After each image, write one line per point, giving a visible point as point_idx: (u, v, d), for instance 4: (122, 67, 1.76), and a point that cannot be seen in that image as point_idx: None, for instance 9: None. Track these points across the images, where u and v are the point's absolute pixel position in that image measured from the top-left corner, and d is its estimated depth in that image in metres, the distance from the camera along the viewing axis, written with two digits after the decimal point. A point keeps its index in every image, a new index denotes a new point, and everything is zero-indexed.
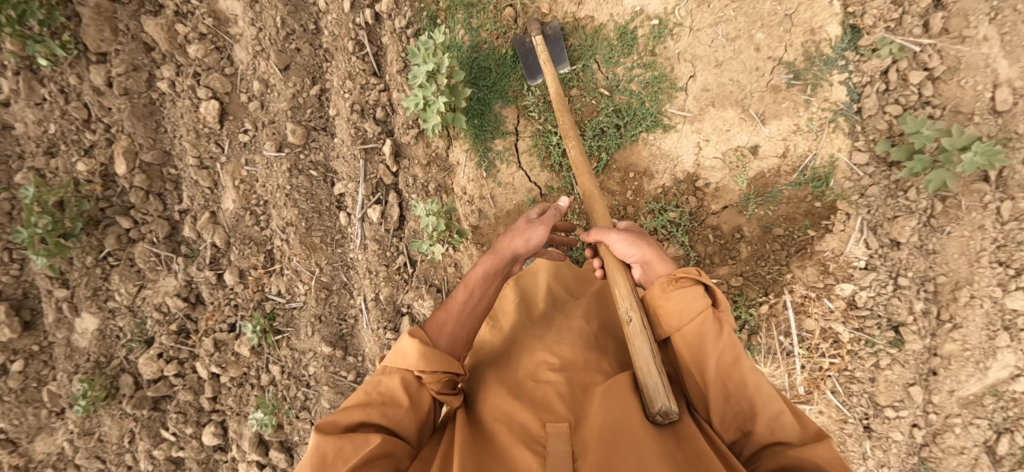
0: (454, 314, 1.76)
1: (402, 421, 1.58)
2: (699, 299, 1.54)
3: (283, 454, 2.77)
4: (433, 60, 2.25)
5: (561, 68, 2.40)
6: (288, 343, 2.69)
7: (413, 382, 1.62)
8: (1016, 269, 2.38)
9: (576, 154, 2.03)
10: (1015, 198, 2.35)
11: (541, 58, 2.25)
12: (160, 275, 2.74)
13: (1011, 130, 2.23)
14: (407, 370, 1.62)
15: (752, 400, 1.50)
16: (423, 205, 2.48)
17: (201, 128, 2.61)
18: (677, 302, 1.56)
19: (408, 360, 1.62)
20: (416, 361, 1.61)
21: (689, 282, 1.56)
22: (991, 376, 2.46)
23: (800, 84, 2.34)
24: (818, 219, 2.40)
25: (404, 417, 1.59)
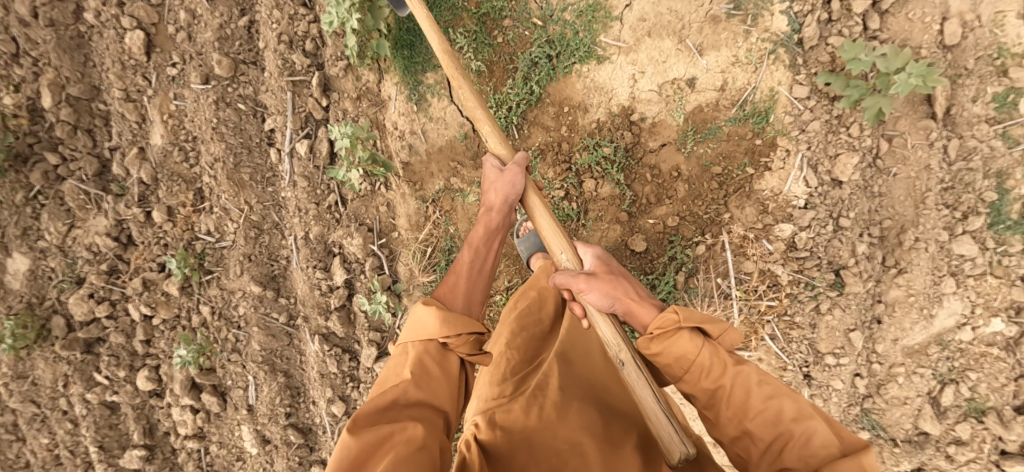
0: (464, 275, 1.71)
1: (438, 393, 1.45)
2: (692, 333, 1.49)
3: (216, 398, 2.71)
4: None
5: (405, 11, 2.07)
6: (217, 284, 2.63)
7: (438, 349, 1.51)
8: (963, 212, 2.31)
9: (477, 111, 1.81)
10: (963, 137, 2.30)
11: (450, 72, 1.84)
12: (90, 214, 2.65)
13: (960, 65, 2.28)
14: (429, 339, 1.52)
15: (769, 414, 1.40)
16: (338, 127, 2.40)
17: (127, 60, 2.53)
18: (671, 351, 1.50)
19: (430, 329, 1.52)
20: (438, 326, 1.52)
21: (674, 329, 1.50)
22: (936, 324, 2.39)
23: (740, 14, 2.24)
24: (759, 157, 2.31)
25: (439, 388, 1.47)
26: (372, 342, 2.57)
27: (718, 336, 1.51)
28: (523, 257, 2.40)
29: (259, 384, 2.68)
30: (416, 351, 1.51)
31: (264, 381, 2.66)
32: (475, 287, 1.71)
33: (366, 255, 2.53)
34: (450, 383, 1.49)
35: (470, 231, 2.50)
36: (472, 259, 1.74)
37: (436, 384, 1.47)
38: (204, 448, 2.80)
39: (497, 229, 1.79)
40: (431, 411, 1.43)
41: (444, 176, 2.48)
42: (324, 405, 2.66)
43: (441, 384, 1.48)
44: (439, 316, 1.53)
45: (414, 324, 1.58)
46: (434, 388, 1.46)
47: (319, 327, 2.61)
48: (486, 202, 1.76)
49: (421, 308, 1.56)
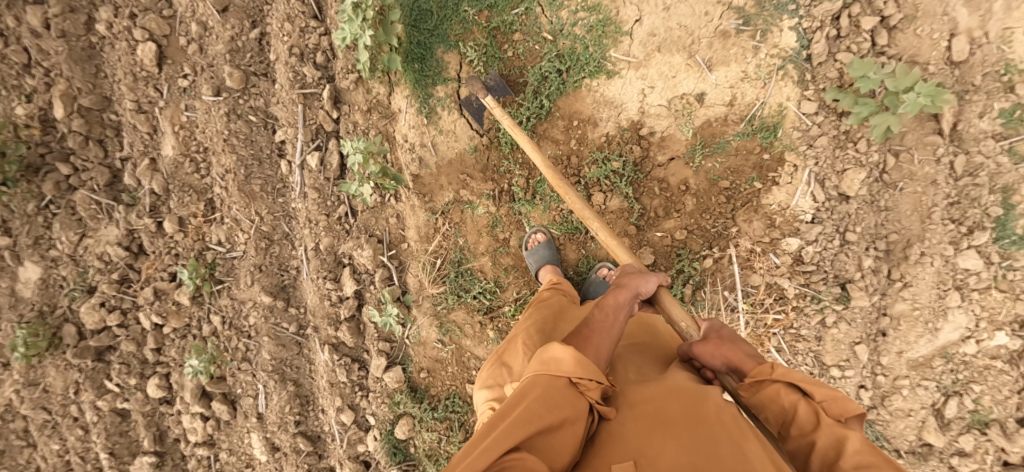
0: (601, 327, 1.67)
1: (560, 428, 1.39)
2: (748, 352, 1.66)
3: (226, 406, 2.73)
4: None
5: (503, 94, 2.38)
6: (228, 293, 2.65)
7: (565, 387, 1.45)
8: (968, 226, 2.33)
9: (583, 210, 2.04)
10: (970, 153, 2.31)
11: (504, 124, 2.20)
12: (101, 224, 2.67)
13: (968, 82, 2.30)
14: (560, 376, 1.47)
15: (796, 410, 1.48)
16: (351, 143, 2.41)
17: (138, 72, 2.54)
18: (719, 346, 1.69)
19: (563, 368, 1.48)
20: (573, 364, 1.48)
21: (766, 379, 1.56)
22: (942, 337, 2.41)
23: (749, 30, 2.25)
24: (766, 171, 2.33)
25: (567, 421, 1.40)
26: (381, 352, 2.61)
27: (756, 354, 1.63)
28: (532, 271, 2.44)
29: (269, 393, 2.70)
30: (542, 384, 1.45)
31: (275, 390, 2.68)
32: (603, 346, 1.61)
33: (376, 266, 2.55)
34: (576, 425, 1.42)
35: (479, 243, 2.51)
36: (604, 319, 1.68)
37: (563, 425, 1.40)
38: (214, 455, 2.82)
39: (625, 307, 1.72)
40: (547, 449, 1.37)
41: (454, 189, 2.49)
42: (333, 415, 2.67)
43: (569, 422, 1.41)
44: (573, 357, 1.49)
45: (544, 360, 1.53)
46: (550, 431, 1.38)
47: (328, 337, 2.63)
48: (619, 281, 1.78)
49: (556, 347, 1.51)
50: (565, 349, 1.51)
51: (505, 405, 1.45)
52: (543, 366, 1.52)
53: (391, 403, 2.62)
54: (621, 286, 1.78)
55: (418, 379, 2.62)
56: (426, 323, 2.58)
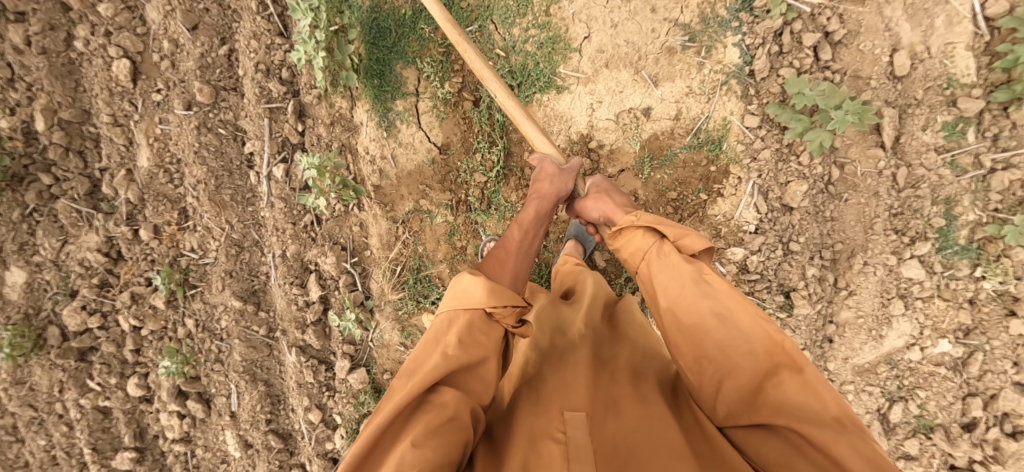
0: (510, 253, 1.88)
1: (483, 362, 1.53)
2: (675, 253, 1.57)
3: (201, 405, 2.85)
4: (313, 16, 2.32)
5: None
6: (201, 298, 2.77)
7: (482, 320, 1.58)
8: (911, 237, 2.40)
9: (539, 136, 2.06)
10: (912, 165, 2.38)
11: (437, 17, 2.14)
12: (82, 231, 2.78)
13: (910, 96, 2.35)
14: (474, 309, 1.59)
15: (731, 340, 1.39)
16: (307, 158, 2.54)
17: (114, 87, 2.66)
18: (661, 273, 1.56)
19: (475, 299, 1.59)
20: (485, 297, 1.59)
21: (671, 272, 1.54)
22: (886, 345, 2.49)
23: (695, 46, 2.33)
24: (712, 183, 2.40)
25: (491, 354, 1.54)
26: (345, 354, 2.71)
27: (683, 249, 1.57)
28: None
29: (241, 393, 2.81)
30: (461, 320, 1.57)
31: (246, 390, 2.80)
32: (517, 265, 1.87)
33: (340, 272, 2.65)
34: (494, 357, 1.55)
35: (438, 251, 2.60)
36: (519, 239, 1.92)
37: (482, 357, 1.54)
38: (191, 451, 2.95)
39: (543, 218, 1.98)
40: (477, 382, 1.53)
41: (414, 198, 2.58)
42: (302, 413, 2.78)
43: (489, 354, 1.55)
44: (485, 288, 1.59)
45: (456, 293, 1.64)
46: (474, 364, 1.52)
47: (295, 340, 2.74)
48: (537, 189, 1.98)
49: (467, 279, 1.62)
50: (476, 278, 1.62)
51: (424, 339, 1.58)
52: (456, 302, 1.63)
53: (357, 403, 2.73)
54: (534, 195, 1.99)
55: (382, 380, 2.73)
56: (388, 327, 2.68)
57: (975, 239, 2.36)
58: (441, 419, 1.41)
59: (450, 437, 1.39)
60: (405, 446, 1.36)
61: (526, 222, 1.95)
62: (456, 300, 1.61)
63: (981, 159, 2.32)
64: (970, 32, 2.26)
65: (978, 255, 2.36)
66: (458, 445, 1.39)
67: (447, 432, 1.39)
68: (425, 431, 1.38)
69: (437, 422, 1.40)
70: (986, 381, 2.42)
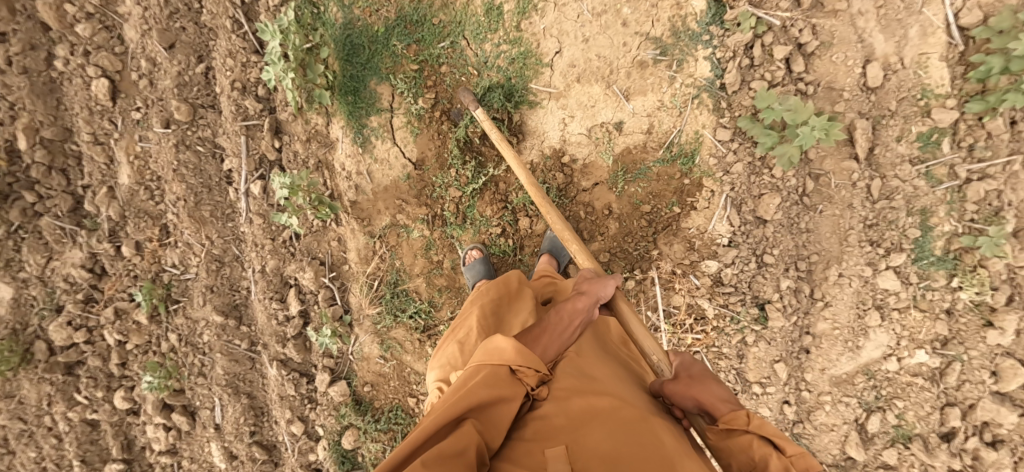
0: (549, 331, 1.83)
1: (495, 405, 1.55)
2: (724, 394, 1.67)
3: (186, 418, 2.86)
4: (282, 37, 2.38)
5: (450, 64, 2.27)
6: (183, 313, 2.79)
7: (508, 375, 1.63)
8: (886, 248, 2.39)
9: (563, 230, 2.15)
10: (886, 177, 2.37)
11: (493, 137, 2.31)
12: (66, 247, 2.78)
13: (885, 107, 2.33)
14: (503, 364, 1.65)
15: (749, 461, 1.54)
16: (278, 178, 2.57)
17: (94, 106, 2.69)
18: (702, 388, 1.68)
19: (505, 356, 1.66)
20: (513, 354, 1.66)
21: (739, 429, 1.57)
22: (864, 355, 2.47)
23: (666, 60, 2.33)
24: (685, 196, 2.41)
25: (506, 404, 1.58)
26: (326, 368, 2.72)
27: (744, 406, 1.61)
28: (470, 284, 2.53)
29: (224, 406, 2.83)
30: (488, 370, 1.63)
31: (229, 403, 2.81)
32: (551, 344, 1.80)
33: (318, 286, 2.67)
34: (512, 406, 1.58)
35: (415, 265, 2.62)
36: (556, 323, 1.85)
37: (500, 403, 1.57)
38: (177, 463, 2.95)
39: (581, 313, 1.89)
40: (490, 421, 1.55)
41: (391, 213, 2.59)
42: (284, 426, 2.79)
43: (507, 400, 1.58)
44: (514, 347, 1.66)
45: (488, 350, 1.71)
46: (487, 407, 1.55)
47: (276, 354, 2.75)
48: (583, 287, 1.97)
49: (500, 338, 1.70)
50: (507, 340, 1.69)
51: (453, 386, 1.65)
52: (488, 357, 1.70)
53: (337, 415, 2.74)
54: (578, 293, 1.96)
55: (363, 392, 2.74)
56: (368, 341, 2.69)
57: (951, 250, 2.35)
58: (450, 449, 1.43)
59: (452, 469, 1.40)
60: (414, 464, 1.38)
61: (565, 312, 1.89)
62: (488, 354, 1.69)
63: (956, 170, 2.31)
64: (943, 43, 2.25)
65: (955, 266, 2.35)
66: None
67: (453, 464, 1.40)
68: (431, 459, 1.39)
69: (445, 452, 1.42)
70: (964, 391, 2.41)
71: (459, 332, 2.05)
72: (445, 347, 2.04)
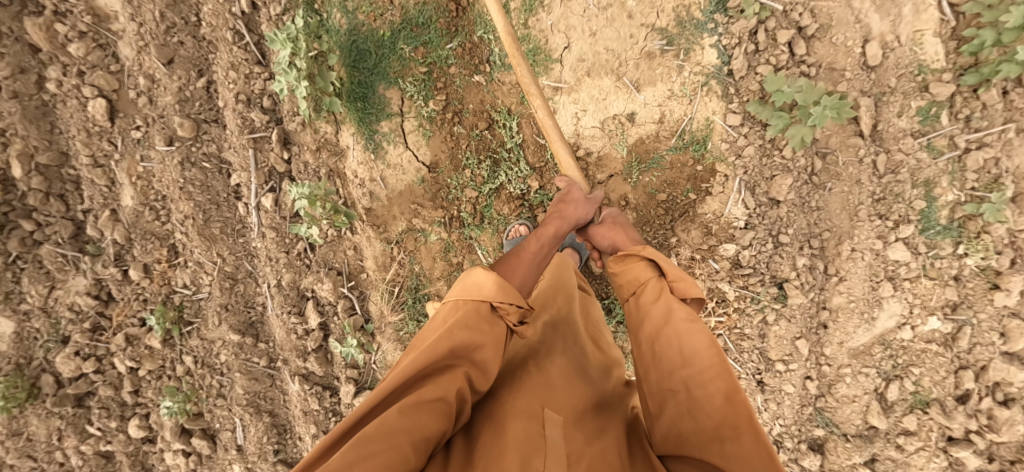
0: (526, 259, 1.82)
1: (480, 349, 1.48)
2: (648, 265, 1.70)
3: (207, 441, 2.80)
4: (293, 46, 2.35)
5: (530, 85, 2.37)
6: (198, 334, 2.73)
7: (487, 312, 1.55)
8: (894, 220, 2.46)
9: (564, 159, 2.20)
10: (890, 151, 2.44)
11: (499, 27, 2.13)
12: (69, 275, 2.69)
13: (884, 85, 2.41)
14: (481, 301, 1.55)
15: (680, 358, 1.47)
16: (296, 188, 2.53)
17: (92, 127, 2.61)
18: (628, 272, 1.72)
19: (484, 291, 1.56)
20: (495, 291, 1.57)
21: (636, 256, 1.74)
22: (878, 326, 2.55)
23: (673, 49, 2.37)
24: (700, 182, 2.46)
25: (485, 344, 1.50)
26: (350, 379, 2.69)
27: (670, 279, 1.65)
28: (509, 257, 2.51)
29: (247, 425, 2.78)
30: (465, 310, 1.53)
31: (252, 422, 2.77)
32: (527, 274, 1.77)
33: (337, 297, 2.64)
34: (493, 351, 1.51)
35: (434, 269, 2.61)
36: (535, 250, 1.85)
37: (482, 347, 1.49)
38: None
39: (561, 235, 1.98)
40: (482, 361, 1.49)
41: (406, 218, 2.58)
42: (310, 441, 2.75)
43: (486, 342, 1.50)
44: (497, 284, 1.57)
45: (466, 284, 1.62)
46: (473, 349, 1.48)
47: (297, 369, 2.71)
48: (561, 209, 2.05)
49: (481, 273, 1.59)
50: (487, 274, 1.60)
51: (425, 330, 1.53)
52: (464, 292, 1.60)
53: None
54: (556, 214, 2.04)
55: None
56: (390, 348, 2.68)
57: (956, 219, 2.43)
58: (431, 393, 1.38)
59: (429, 415, 1.35)
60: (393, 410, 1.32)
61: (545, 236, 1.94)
62: (467, 286, 1.60)
63: (956, 141, 2.39)
64: (937, 19, 2.33)
65: (960, 233, 2.43)
66: (437, 428, 1.36)
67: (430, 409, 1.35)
68: (409, 403, 1.35)
69: (424, 397, 1.37)
70: (975, 353, 2.50)
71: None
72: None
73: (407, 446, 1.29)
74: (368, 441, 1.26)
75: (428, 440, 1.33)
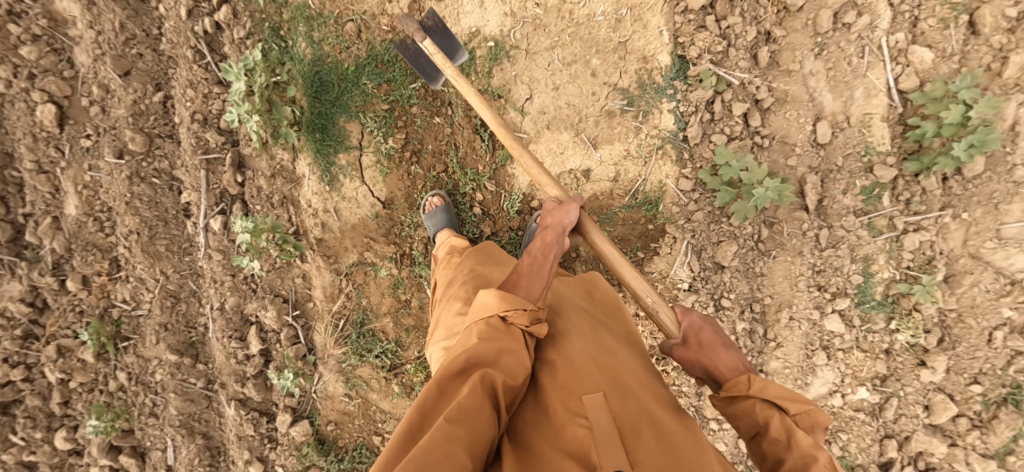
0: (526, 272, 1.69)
1: (503, 356, 1.52)
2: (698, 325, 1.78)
3: (135, 459, 2.71)
4: (248, 77, 2.36)
5: (458, 58, 2.22)
6: (134, 351, 2.67)
7: (499, 325, 1.58)
8: (832, 292, 2.55)
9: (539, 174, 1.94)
10: (833, 226, 2.52)
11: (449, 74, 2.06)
12: (2, 280, 2.56)
13: (831, 162, 2.49)
14: (491, 315, 1.59)
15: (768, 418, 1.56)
16: (240, 221, 2.51)
17: (39, 132, 2.53)
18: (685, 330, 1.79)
19: (490, 308, 1.60)
20: (501, 302, 1.60)
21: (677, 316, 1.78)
22: (811, 391, 2.64)
23: (633, 110, 2.42)
24: (650, 241, 2.51)
25: (511, 348, 1.54)
26: (287, 407, 2.65)
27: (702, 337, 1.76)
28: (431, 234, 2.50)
29: (178, 447, 2.71)
30: (479, 327, 1.59)
31: (183, 444, 2.70)
32: (532, 286, 1.67)
33: (281, 325, 2.61)
34: (519, 353, 1.55)
35: (382, 304, 2.60)
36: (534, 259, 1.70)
37: (504, 355, 1.52)
38: None
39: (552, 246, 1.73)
40: (509, 365, 1.52)
41: (358, 251, 2.57)
42: (242, 467, 2.69)
43: (509, 350, 1.53)
44: (499, 295, 1.61)
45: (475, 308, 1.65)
46: (492, 358, 1.50)
47: (235, 393, 2.67)
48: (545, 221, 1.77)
49: (483, 292, 1.64)
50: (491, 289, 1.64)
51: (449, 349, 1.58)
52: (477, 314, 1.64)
53: (299, 455, 2.65)
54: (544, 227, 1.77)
55: (326, 431, 2.68)
56: (332, 379, 2.65)
57: (890, 295, 2.53)
58: (470, 403, 1.40)
59: (478, 423, 1.38)
60: (441, 421, 1.35)
61: (538, 250, 1.71)
62: (480, 306, 1.63)
63: (895, 221, 2.49)
64: (885, 104, 2.43)
65: (893, 309, 2.53)
66: (485, 434, 1.39)
67: (477, 417, 1.38)
68: (454, 413, 1.37)
69: (466, 406, 1.39)
70: (900, 423, 2.59)
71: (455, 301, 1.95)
72: (445, 317, 1.94)
73: (463, 452, 1.32)
74: (423, 454, 1.28)
75: (477, 450, 1.35)
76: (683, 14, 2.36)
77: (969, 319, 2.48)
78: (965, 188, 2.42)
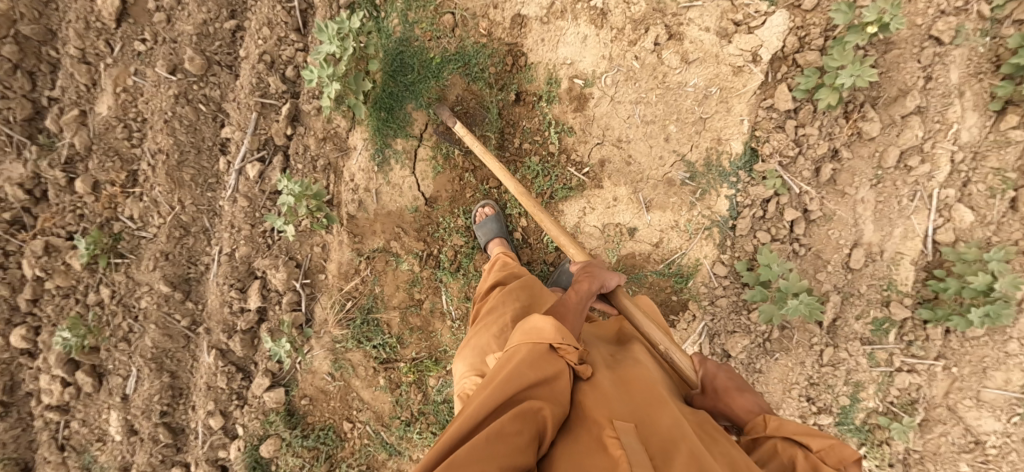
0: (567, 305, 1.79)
1: (549, 383, 1.51)
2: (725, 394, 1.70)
3: (91, 380, 2.56)
4: (340, 44, 2.24)
5: None
6: (125, 270, 2.53)
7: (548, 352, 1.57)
8: (818, 406, 2.65)
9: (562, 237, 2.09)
10: (837, 346, 2.62)
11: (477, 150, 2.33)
12: (6, 158, 2.39)
13: (854, 287, 2.58)
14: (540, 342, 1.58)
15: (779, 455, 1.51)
16: (287, 182, 2.40)
17: (93, 21, 2.41)
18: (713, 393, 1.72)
19: (542, 334, 1.59)
20: (552, 332, 1.59)
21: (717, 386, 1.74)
22: None
23: (692, 185, 2.46)
24: (669, 312, 2.56)
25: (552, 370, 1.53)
26: (268, 371, 2.58)
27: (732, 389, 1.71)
28: (480, 243, 2.50)
29: (140, 380, 2.57)
30: (526, 350, 1.56)
31: (147, 378, 2.57)
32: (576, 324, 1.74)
33: (286, 288, 2.53)
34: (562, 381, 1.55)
35: (393, 297, 2.56)
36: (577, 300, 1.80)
37: (543, 382, 1.52)
38: (64, 423, 2.58)
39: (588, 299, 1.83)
40: (554, 391, 1.51)
41: (386, 237, 2.53)
42: (202, 417, 2.58)
43: (553, 378, 1.52)
44: (555, 325, 1.60)
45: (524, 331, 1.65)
46: (535, 385, 1.49)
47: (218, 342, 2.58)
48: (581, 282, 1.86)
49: (538, 318, 1.62)
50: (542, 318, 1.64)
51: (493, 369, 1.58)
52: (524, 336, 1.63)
53: (264, 421, 2.57)
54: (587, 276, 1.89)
55: (298, 404, 2.61)
56: (321, 355, 2.58)
57: (867, 423, 2.65)
58: (509, 427, 1.40)
59: (517, 448, 1.38)
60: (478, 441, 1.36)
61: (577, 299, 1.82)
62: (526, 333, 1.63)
63: (893, 358, 2.59)
64: (918, 249, 2.52)
65: (866, 437, 2.64)
66: (521, 459, 1.38)
67: (511, 441, 1.38)
68: (493, 437, 1.37)
69: (503, 429, 1.39)
70: None
71: (493, 326, 1.93)
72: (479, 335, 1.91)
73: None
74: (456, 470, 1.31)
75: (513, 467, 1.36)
76: (767, 110, 2.40)
77: (928, 463, 2.64)
78: (962, 346, 2.54)
